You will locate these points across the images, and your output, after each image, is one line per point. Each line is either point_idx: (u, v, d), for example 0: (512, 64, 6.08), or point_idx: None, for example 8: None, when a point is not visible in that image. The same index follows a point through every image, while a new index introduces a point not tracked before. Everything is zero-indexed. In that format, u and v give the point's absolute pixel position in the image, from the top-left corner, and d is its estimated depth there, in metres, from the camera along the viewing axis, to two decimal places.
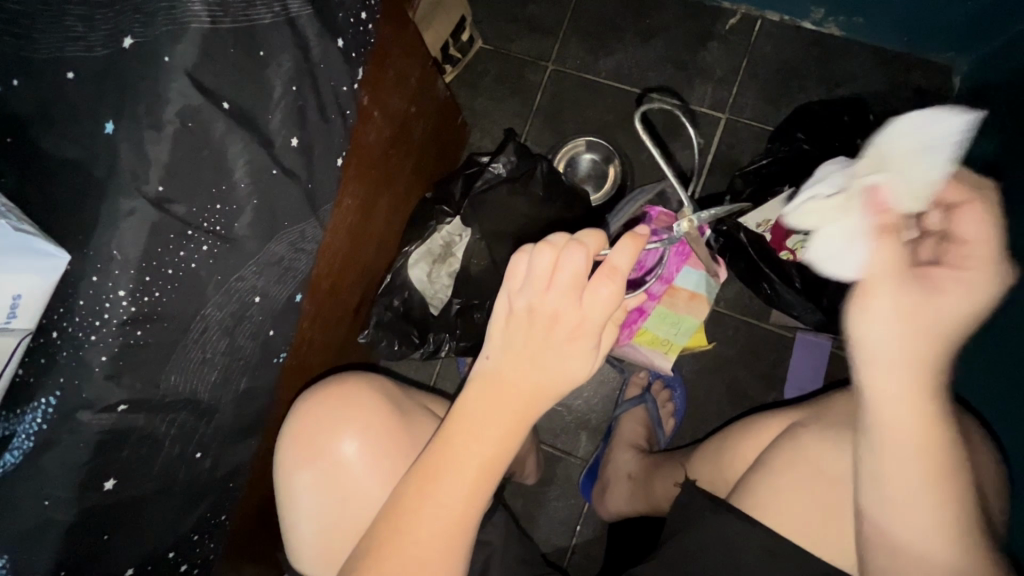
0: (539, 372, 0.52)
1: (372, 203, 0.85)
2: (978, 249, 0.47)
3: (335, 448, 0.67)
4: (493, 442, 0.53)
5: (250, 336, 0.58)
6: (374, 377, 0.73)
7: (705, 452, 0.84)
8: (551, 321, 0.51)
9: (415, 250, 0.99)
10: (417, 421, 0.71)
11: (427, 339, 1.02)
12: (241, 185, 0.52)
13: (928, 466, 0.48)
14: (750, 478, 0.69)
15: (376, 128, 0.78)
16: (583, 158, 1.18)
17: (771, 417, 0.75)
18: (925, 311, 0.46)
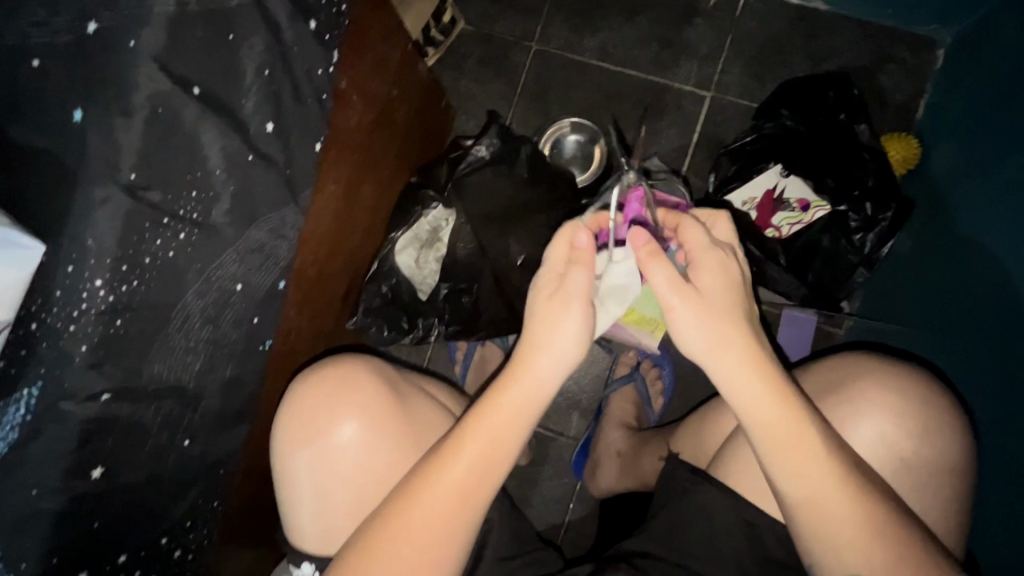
0: (539, 337, 0.57)
1: (355, 188, 0.86)
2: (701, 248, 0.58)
3: (331, 433, 0.68)
4: (509, 420, 0.58)
5: (234, 324, 0.58)
6: (371, 358, 0.74)
7: (691, 423, 0.85)
8: (562, 303, 0.57)
9: (401, 235, 0.98)
10: (412, 402, 0.73)
11: (416, 324, 1.03)
12: (216, 172, 0.52)
13: (801, 442, 0.56)
14: (733, 451, 0.70)
15: (356, 115, 0.78)
16: (569, 140, 1.17)
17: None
18: (715, 308, 0.56)
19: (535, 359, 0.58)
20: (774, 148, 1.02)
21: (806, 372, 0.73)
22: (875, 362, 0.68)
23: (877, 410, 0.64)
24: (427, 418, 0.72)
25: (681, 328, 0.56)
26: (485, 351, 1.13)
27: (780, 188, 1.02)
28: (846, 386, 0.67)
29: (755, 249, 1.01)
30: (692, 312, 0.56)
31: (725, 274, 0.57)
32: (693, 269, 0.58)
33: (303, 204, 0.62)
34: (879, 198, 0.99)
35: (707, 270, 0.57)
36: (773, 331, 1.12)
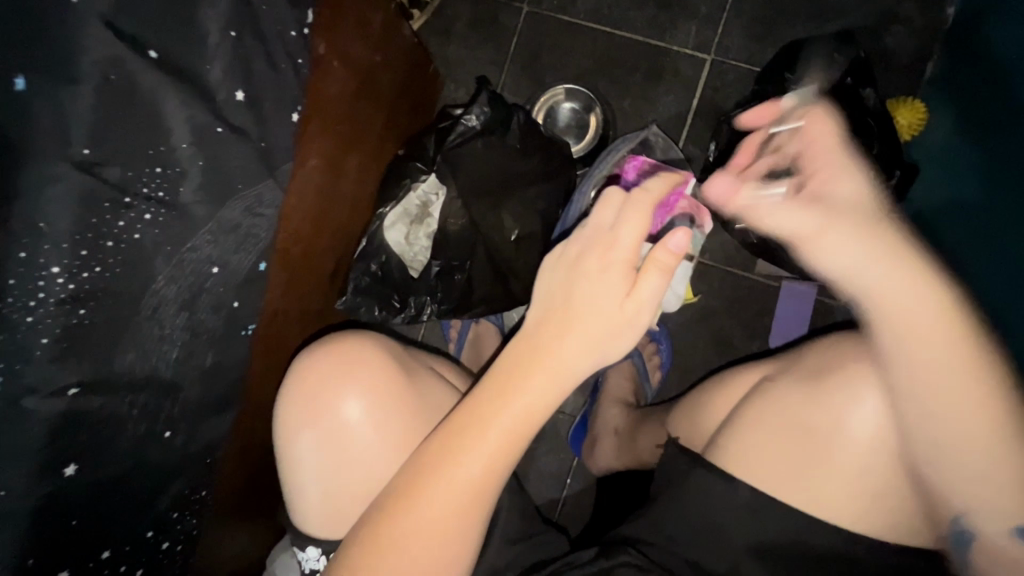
0: (577, 332, 0.53)
1: (338, 162, 0.82)
2: (829, 159, 0.61)
3: (338, 409, 0.66)
4: (519, 416, 0.55)
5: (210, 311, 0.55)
6: (382, 340, 0.71)
7: (689, 402, 0.83)
8: (621, 310, 0.53)
9: (390, 211, 0.93)
10: (417, 382, 0.69)
11: (408, 302, 0.99)
12: (182, 147, 0.47)
13: (954, 364, 0.52)
14: (742, 424, 0.68)
15: (336, 81, 0.74)
16: (563, 108, 1.13)
17: (760, 368, 0.75)
18: (853, 218, 0.58)
19: (566, 356, 0.54)
20: None
21: (821, 346, 0.70)
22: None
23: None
24: (437, 399, 0.70)
25: (826, 250, 0.58)
26: (479, 329, 1.10)
27: None
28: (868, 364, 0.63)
29: None
30: (850, 233, 0.57)
31: (857, 183, 0.60)
32: (810, 177, 0.61)
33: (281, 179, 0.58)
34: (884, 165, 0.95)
35: (840, 178, 0.60)
36: (772, 304, 1.10)
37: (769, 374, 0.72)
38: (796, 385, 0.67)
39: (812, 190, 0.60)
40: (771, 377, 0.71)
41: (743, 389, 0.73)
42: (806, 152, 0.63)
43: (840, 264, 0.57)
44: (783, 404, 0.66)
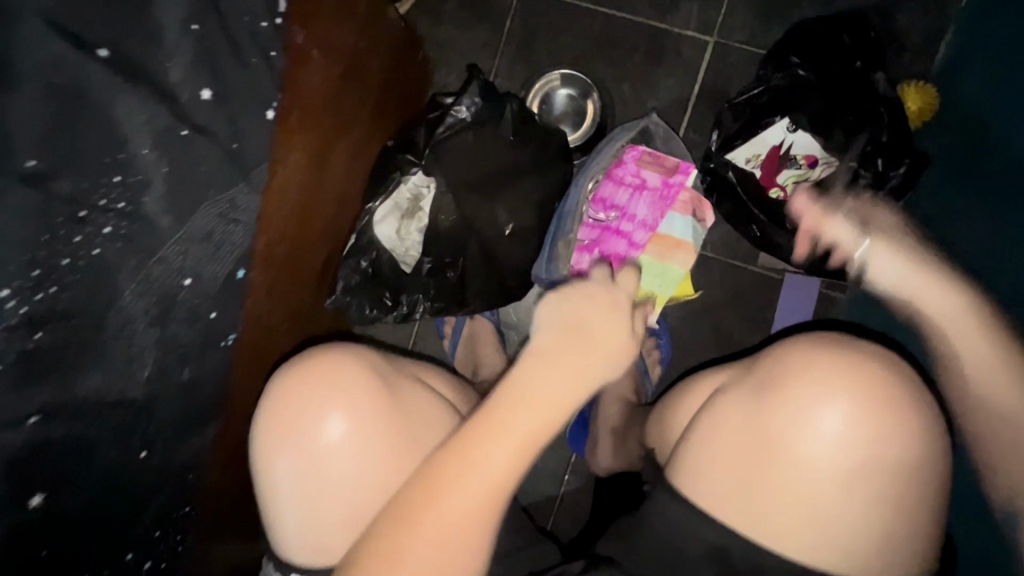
0: (565, 370, 0.57)
1: (325, 155, 0.78)
2: (885, 203, 0.71)
3: (321, 429, 0.60)
4: (540, 418, 0.55)
5: (187, 324, 0.52)
6: (338, 346, 0.65)
7: (654, 409, 0.77)
8: (609, 357, 0.60)
9: (380, 205, 0.89)
10: (403, 390, 0.64)
11: (400, 301, 0.96)
12: (142, 153, 0.45)
13: (986, 360, 0.56)
14: (689, 445, 0.61)
15: (319, 73, 0.70)
16: (559, 95, 1.08)
17: (714, 373, 0.68)
18: (903, 244, 0.65)
19: (559, 384, 0.57)
20: (781, 102, 0.93)
21: (771, 351, 0.62)
22: (860, 353, 0.58)
23: (855, 410, 0.55)
24: (429, 414, 0.64)
25: (876, 262, 0.65)
26: (474, 325, 1.08)
27: (787, 144, 0.93)
28: (826, 377, 0.56)
29: (759, 215, 0.98)
30: (890, 252, 0.64)
31: (894, 214, 0.69)
32: (876, 206, 0.70)
33: (256, 181, 0.55)
34: (890, 154, 0.92)
35: (879, 207, 0.70)
36: (774, 298, 1.07)
37: (721, 383, 0.64)
38: (746, 401, 0.59)
39: (879, 221, 0.68)
40: (726, 387, 0.63)
41: (696, 399, 0.66)
42: (887, 212, 0.69)
43: (883, 277, 0.64)
44: (752, 427, 0.58)
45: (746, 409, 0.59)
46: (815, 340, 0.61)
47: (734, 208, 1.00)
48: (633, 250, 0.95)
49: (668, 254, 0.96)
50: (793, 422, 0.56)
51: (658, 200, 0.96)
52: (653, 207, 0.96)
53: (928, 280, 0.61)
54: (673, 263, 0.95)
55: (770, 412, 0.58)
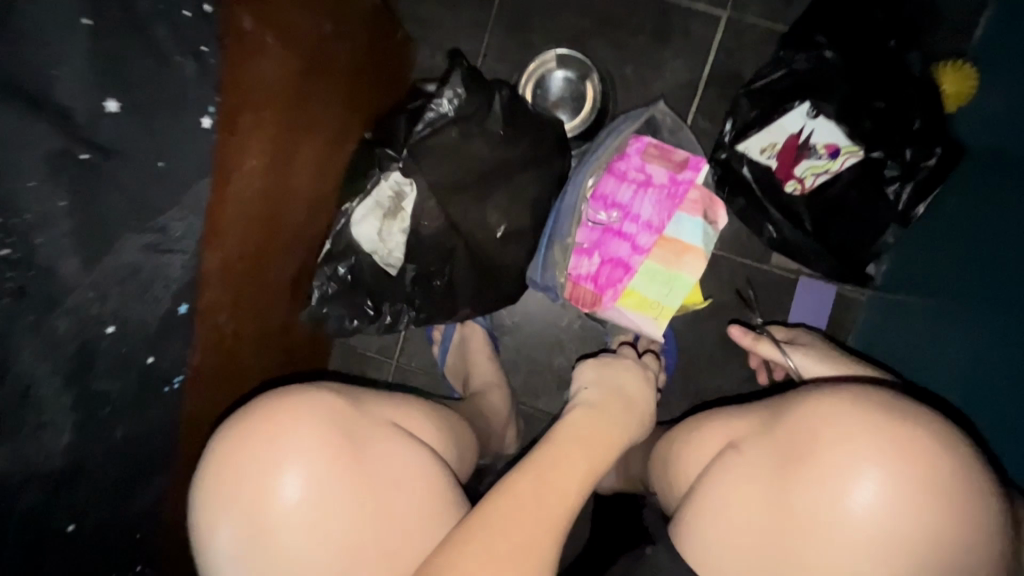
0: (589, 444, 0.63)
1: (288, 158, 0.69)
2: (796, 335, 0.83)
3: (267, 491, 0.51)
4: (572, 475, 0.58)
5: (110, 365, 0.47)
6: (295, 392, 0.56)
7: (657, 451, 0.68)
8: (616, 429, 0.66)
9: (358, 206, 0.80)
10: (368, 440, 0.56)
11: (381, 309, 0.88)
12: (32, 187, 0.40)
13: None
14: (694, 509, 0.53)
15: (273, 64, 0.60)
16: (555, 77, 0.98)
17: (725, 419, 0.59)
18: (831, 351, 0.75)
19: (577, 447, 0.62)
20: (800, 88, 0.84)
21: (791, 403, 0.53)
22: (887, 403, 0.49)
23: (889, 476, 0.45)
24: (397, 469, 0.56)
25: (808, 360, 0.73)
26: (465, 331, 1.00)
27: (807, 132, 0.85)
28: (849, 436, 0.48)
29: (775, 213, 0.89)
30: (819, 358, 0.73)
31: (802, 333, 0.84)
32: (793, 338, 0.82)
33: (190, 204, 0.50)
34: (921, 143, 0.83)
35: (793, 332, 0.84)
36: (786, 299, 0.99)
37: (733, 436, 0.55)
38: (762, 458, 0.51)
39: (801, 338, 0.81)
40: (735, 442, 0.54)
41: (705, 452, 0.57)
42: (789, 334, 0.84)
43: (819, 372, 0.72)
44: (780, 489, 0.49)
45: (761, 471, 0.50)
46: (845, 390, 0.51)
47: (747, 204, 0.91)
48: (636, 254, 0.87)
49: (675, 259, 0.88)
50: (817, 490, 0.47)
51: (665, 199, 0.87)
52: (659, 207, 0.87)
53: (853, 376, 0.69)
54: (681, 270, 0.87)
55: (791, 478, 0.49)
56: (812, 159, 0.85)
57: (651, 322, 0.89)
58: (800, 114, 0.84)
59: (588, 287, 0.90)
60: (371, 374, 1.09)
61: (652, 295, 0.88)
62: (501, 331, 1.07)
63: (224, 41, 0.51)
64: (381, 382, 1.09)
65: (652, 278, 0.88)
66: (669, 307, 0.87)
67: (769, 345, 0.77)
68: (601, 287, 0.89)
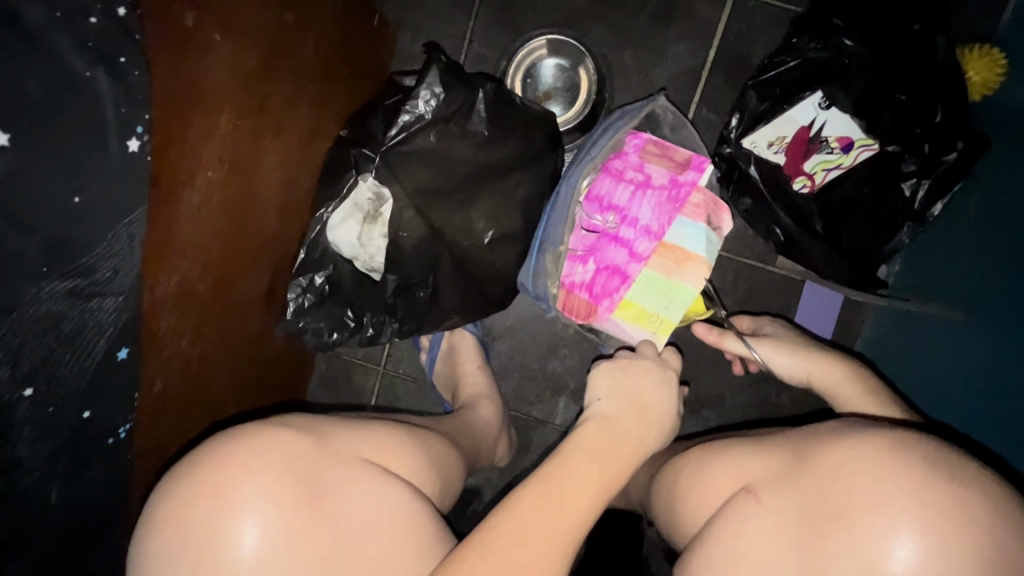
0: (600, 459, 0.56)
1: (252, 166, 0.63)
2: (762, 324, 0.82)
3: (224, 538, 0.44)
4: (584, 496, 0.52)
5: (33, 419, 0.44)
6: (260, 430, 0.50)
7: (663, 476, 0.63)
8: (631, 444, 0.59)
9: (335, 212, 0.75)
10: (341, 484, 0.50)
11: (363, 321, 0.81)
12: None
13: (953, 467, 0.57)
14: (703, 559, 0.48)
15: (227, 66, 0.54)
16: (547, 66, 0.91)
17: (737, 457, 0.54)
18: (794, 339, 0.74)
19: (588, 465, 0.55)
20: (811, 77, 0.78)
21: (814, 448, 0.48)
22: (916, 450, 0.44)
23: (926, 537, 0.39)
24: (380, 511, 0.50)
25: (769, 350, 0.73)
26: (454, 339, 0.95)
27: (818, 124, 0.79)
28: (881, 477, 0.42)
29: (783, 213, 0.82)
30: (780, 349, 0.72)
31: (769, 321, 0.82)
32: (758, 328, 0.81)
33: (115, 246, 0.46)
34: (940, 137, 0.76)
35: (759, 321, 0.83)
36: (793, 302, 0.94)
37: (747, 478, 0.50)
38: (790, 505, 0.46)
39: (765, 328, 0.80)
40: (755, 486, 0.49)
41: (716, 494, 0.52)
42: (756, 324, 0.83)
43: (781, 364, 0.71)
44: (810, 537, 0.43)
45: (778, 522, 0.46)
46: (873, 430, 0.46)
47: (753, 204, 0.84)
48: (633, 262, 0.79)
49: (677, 268, 0.78)
50: (847, 553, 0.41)
51: (665, 201, 0.79)
52: (658, 210, 0.79)
53: (815, 364, 0.69)
54: (683, 281, 0.78)
55: (816, 534, 0.43)
56: (824, 154, 0.79)
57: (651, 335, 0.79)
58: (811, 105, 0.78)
59: (583, 297, 0.82)
60: (357, 381, 1.04)
61: (650, 307, 0.79)
62: (493, 337, 1.01)
63: (151, 48, 0.45)
64: (368, 390, 1.04)
65: (649, 288, 0.78)
66: (670, 321, 0.78)
67: (731, 338, 0.77)
68: (596, 297, 0.81)
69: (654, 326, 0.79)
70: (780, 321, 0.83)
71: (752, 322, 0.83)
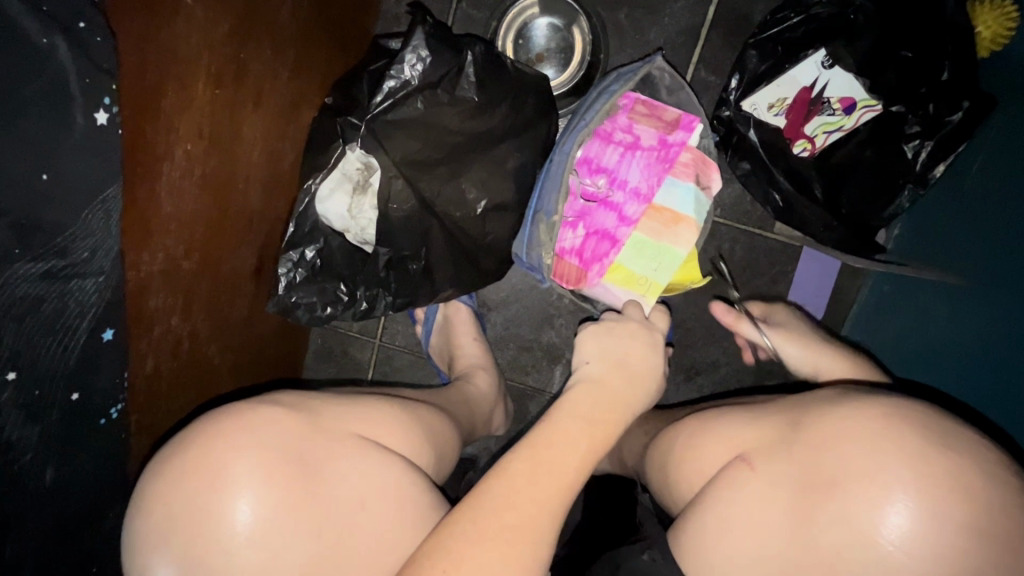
0: (586, 423, 0.56)
1: (234, 136, 0.61)
2: (772, 309, 0.80)
3: (218, 513, 0.45)
4: (571, 460, 0.53)
5: (23, 400, 0.46)
6: (250, 409, 0.50)
7: (656, 446, 0.64)
8: (619, 408, 0.59)
9: (323, 184, 0.73)
10: (333, 457, 0.50)
11: (357, 295, 0.80)
12: None
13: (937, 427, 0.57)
14: (701, 529, 0.49)
15: (201, 32, 0.51)
16: (539, 25, 0.87)
17: (730, 427, 0.54)
18: (810, 332, 0.73)
19: (575, 431, 0.55)
20: (817, 35, 0.75)
21: (807, 418, 0.48)
22: (906, 418, 0.43)
23: (917, 500, 0.39)
24: (373, 483, 0.51)
25: (785, 343, 0.71)
26: (448, 311, 0.94)
27: (820, 84, 0.76)
28: (869, 438, 0.43)
29: (782, 176, 0.80)
30: (795, 343, 0.71)
31: (780, 307, 0.80)
32: (769, 315, 0.79)
33: (89, 226, 0.45)
34: (946, 95, 0.73)
35: (771, 306, 0.81)
36: (789, 268, 0.93)
37: (741, 447, 0.51)
38: (780, 473, 0.46)
39: (777, 316, 0.78)
40: (746, 455, 0.50)
41: (710, 463, 0.53)
42: (767, 310, 0.81)
43: (794, 357, 0.70)
44: (800, 503, 0.44)
45: (773, 492, 0.46)
46: (861, 398, 0.47)
47: (752, 168, 0.82)
48: (623, 225, 0.77)
49: (665, 230, 0.77)
50: (841, 519, 0.42)
51: (655, 162, 0.76)
52: (648, 171, 0.76)
53: (824, 359, 0.68)
54: (671, 242, 0.77)
55: (809, 502, 0.44)
56: (826, 116, 0.77)
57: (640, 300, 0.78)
58: (813, 64, 0.75)
59: (573, 263, 0.80)
60: (353, 354, 1.04)
61: (639, 273, 0.77)
62: (488, 308, 1.01)
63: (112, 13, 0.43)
64: (365, 362, 1.04)
65: (639, 252, 0.77)
66: (659, 283, 0.77)
67: (748, 327, 0.76)
68: (586, 262, 0.79)
69: (644, 291, 0.78)
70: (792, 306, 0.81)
71: (765, 307, 0.81)
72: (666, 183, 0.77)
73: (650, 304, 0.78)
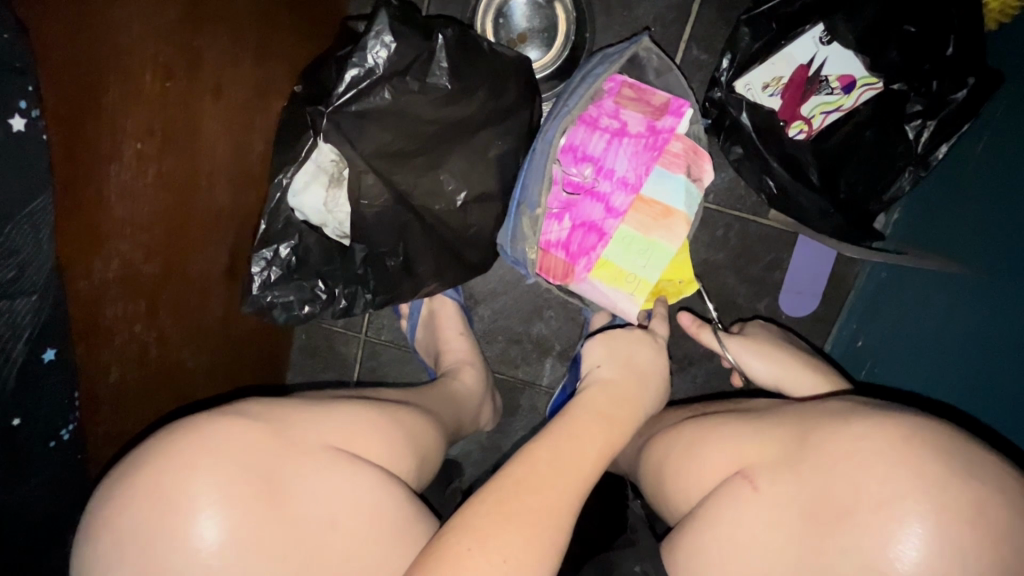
0: (604, 423, 0.54)
1: (196, 132, 0.57)
2: (750, 326, 0.80)
3: (180, 529, 0.43)
4: (591, 459, 0.50)
5: None
6: (214, 423, 0.48)
7: (648, 456, 0.62)
8: (631, 411, 0.58)
9: (295, 177, 0.70)
10: (307, 473, 0.48)
11: (336, 293, 0.77)
12: None
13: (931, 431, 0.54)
14: (701, 546, 0.47)
15: (140, 20, 0.46)
16: (519, 3, 0.82)
17: (730, 439, 0.52)
18: (779, 340, 0.73)
19: (589, 427, 0.53)
20: (813, 9, 0.70)
21: (814, 434, 0.46)
22: (925, 442, 0.41)
23: (916, 509, 0.38)
24: (347, 501, 0.49)
25: (746, 359, 0.71)
26: (433, 305, 0.92)
27: (818, 61, 0.72)
28: (866, 449, 0.42)
29: (776, 163, 0.76)
30: (756, 357, 0.70)
31: (757, 325, 0.80)
32: (744, 328, 0.79)
33: (14, 243, 0.41)
34: (951, 72, 0.69)
35: (749, 324, 0.81)
36: (785, 256, 0.89)
37: (742, 461, 0.49)
38: (788, 482, 0.45)
39: (751, 329, 0.78)
40: (747, 470, 0.48)
41: (707, 477, 0.51)
42: (745, 326, 0.81)
43: (757, 371, 0.70)
44: (802, 517, 0.43)
45: (777, 510, 0.44)
46: (859, 413, 0.46)
47: (745, 153, 0.77)
48: (611, 217, 0.74)
49: (655, 224, 0.73)
50: (850, 540, 0.40)
51: (643, 150, 0.73)
52: (635, 160, 0.73)
53: (784, 372, 0.67)
54: (661, 237, 0.73)
55: (812, 521, 0.42)
56: (823, 96, 0.73)
57: (625, 303, 0.76)
58: (810, 42, 0.71)
59: (559, 256, 0.77)
60: (339, 350, 1.02)
61: (625, 273, 0.75)
62: (475, 300, 0.98)
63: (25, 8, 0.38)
64: (351, 358, 1.02)
65: (626, 250, 0.74)
66: (647, 281, 0.74)
67: (708, 339, 0.74)
68: (573, 255, 0.76)
69: (630, 294, 0.75)
70: (772, 327, 0.82)
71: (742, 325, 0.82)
72: (654, 173, 0.73)
73: (636, 307, 0.75)
